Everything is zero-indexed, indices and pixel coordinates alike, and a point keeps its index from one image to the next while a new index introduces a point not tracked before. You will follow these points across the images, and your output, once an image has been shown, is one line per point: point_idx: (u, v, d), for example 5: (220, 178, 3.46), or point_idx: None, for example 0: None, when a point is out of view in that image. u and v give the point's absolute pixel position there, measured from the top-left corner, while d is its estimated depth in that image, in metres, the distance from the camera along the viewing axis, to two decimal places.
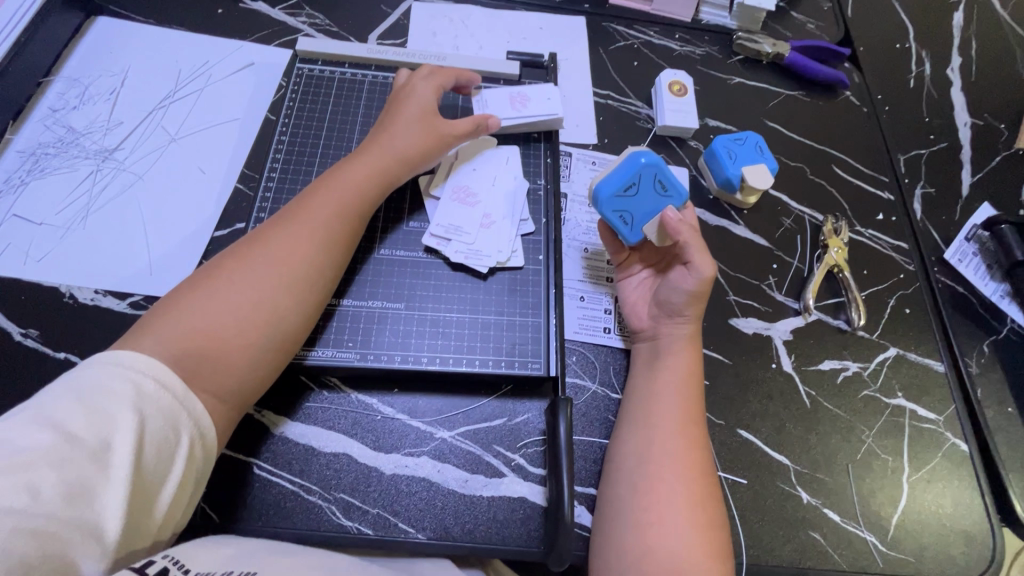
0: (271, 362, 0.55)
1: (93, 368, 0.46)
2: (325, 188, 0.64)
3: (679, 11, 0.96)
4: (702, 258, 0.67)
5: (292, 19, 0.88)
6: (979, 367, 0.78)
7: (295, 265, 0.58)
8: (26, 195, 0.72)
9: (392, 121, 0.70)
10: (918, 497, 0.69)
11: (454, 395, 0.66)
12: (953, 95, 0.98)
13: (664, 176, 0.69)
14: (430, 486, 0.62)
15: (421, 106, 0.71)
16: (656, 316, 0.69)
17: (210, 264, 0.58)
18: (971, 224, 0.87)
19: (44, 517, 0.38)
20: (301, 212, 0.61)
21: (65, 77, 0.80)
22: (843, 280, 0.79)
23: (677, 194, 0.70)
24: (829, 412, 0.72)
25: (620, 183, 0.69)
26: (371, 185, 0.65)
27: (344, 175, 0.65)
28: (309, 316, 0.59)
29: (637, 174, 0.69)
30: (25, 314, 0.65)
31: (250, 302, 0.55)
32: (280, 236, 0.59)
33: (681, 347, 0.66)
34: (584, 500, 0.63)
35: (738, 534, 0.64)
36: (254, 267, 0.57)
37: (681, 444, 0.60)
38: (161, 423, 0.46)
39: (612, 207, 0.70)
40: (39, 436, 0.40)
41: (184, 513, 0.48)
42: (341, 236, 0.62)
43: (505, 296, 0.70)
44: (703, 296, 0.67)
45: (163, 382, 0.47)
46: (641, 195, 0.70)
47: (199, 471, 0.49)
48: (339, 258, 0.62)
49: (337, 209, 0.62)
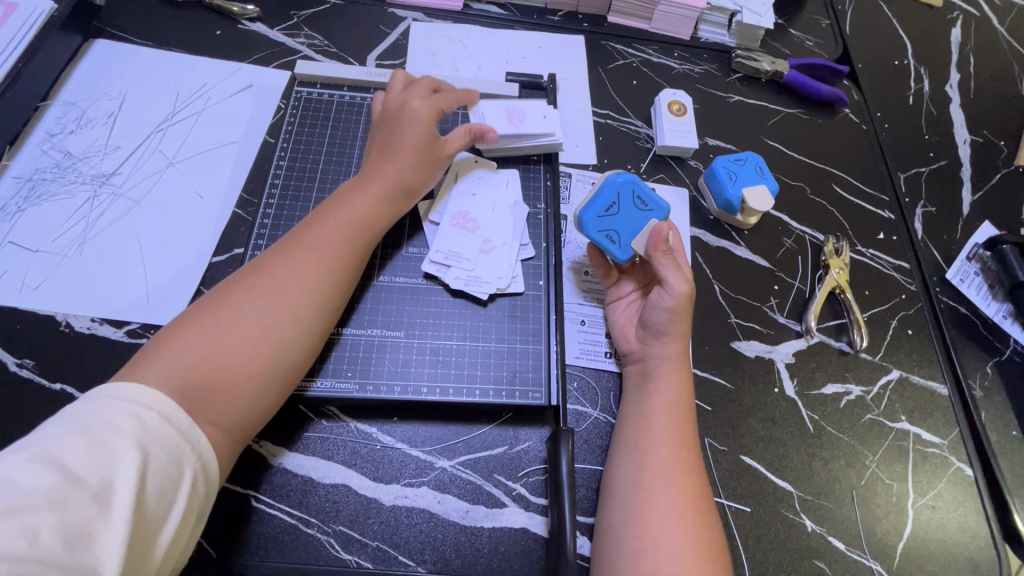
0: (274, 392, 0.55)
1: (95, 403, 0.45)
2: (331, 215, 0.64)
3: (678, 29, 0.96)
4: (674, 274, 0.66)
5: (291, 40, 0.88)
6: (982, 389, 0.78)
7: (302, 293, 0.58)
8: (22, 222, 0.71)
9: (393, 140, 0.69)
10: (923, 524, 0.68)
11: (454, 424, 0.65)
12: (952, 112, 0.97)
13: (641, 192, 0.71)
14: (430, 517, 0.61)
15: (421, 123, 0.70)
16: (643, 338, 0.68)
17: (213, 293, 0.57)
18: (972, 243, 0.87)
19: (41, 563, 0.37)
20: (306, 239, 0.61)
21: (62, 101, 0.79)
22: (844, 301, 0.78)
23: (658, 208, 0.71)
24: (833, 437, 0.71)
25: (601, 203, 0.71)
26: (376, 212, 0.65)
27: (349, 201, 0.65)
28: (312, 345, 0.58)
29: (615, 193, 0.71)
30: (21, 343, 0.65)
31: (256, 330, 0.54)
32: (286, 265, 0.59)
33: (670, 371, 0.65)
34: (585, 530, 0.62)
35: (741, 563, 0.63)
36: (260, 294, 0.56)
37: (680, 471, 0.59)
38: (164, 459, 0.45)
39: (596, 227, 0.71)
40: (40, 477, 0.40)
41: (185, 549, 0.47)
42: (345, 263, 0.62)
43: (505, 323, 0.69)
44: (683, 312, 0.66)
45: (167, 415, 0.46)
46: (623, 212, 0.71)
47: (201, 506, 0.47)
48: (344, 285, 0.62)
49: (342, 237, 0.62)
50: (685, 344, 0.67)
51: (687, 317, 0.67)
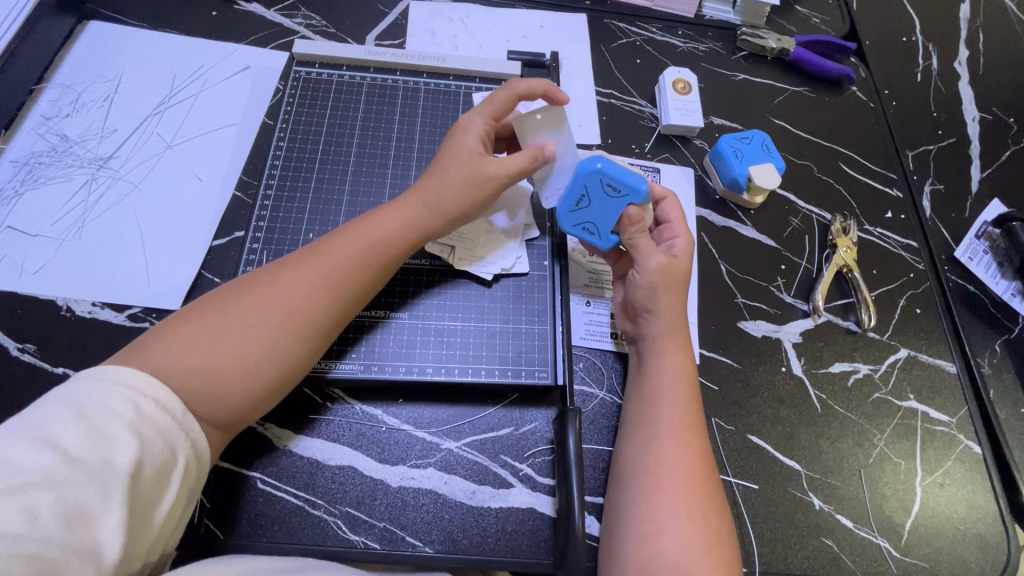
0: (263, 401, 0.53)
1: (89, 385, 0.44)
2: (356, 229, 0.60)
3: (682, 6, 0.94)
4: (645, 251, 0.65)
5: (289, 21, 0.86)
6: (990, 367, 0.77)
7: (313, 308, 0.55)
8: (21, 206, 0.70)
9: (439, 162, 0.64)
10: (931, 502, 0.68)
11: (460, 405, 0.65)
12: (961, 89, 0.96)
13: (610, 178, 0.63)
14: (437, 497, 0.61)
15: (473, 142, 0.64)
16: (632, 318, 0.67)
17: (232, 285, 0.56)
18: (981, 221, 0.86)
19: (42, 541, 0.36)
20: (329, 249, 0.58)
21: (57, 84, 0.78)
22: (852, 281, 0.77)
23: (634, 190, 0.64)
24: (840, 416, 0.71)
25: (570, 197, 0.66)
26: (399, 229, 0.61)
27: (377, 216, 0.61)
28: (309, 362, 0.56)
29: (582, 185, 0.64)
30: (22, 327, 0.64)
31: (260, 341, 0.52)
32: (305, 274, 0.56)
33: (664, 349, 0.63)
34: (593, 510, 0.62)
35: (750, 541, 0.63)
36: (270, 302, 0.54)
37: (689, 452, 0.58)
38: (159, 443, 0.44)
39: (572, 222, 0.67)
40: (37, 457, 0.39)
41: (177, 531, 0.47)
42: (361, 282, 0.58)
43: (510, 303, 0.69)
44: (662, 287, 0.64)
45: (161, 401, 0.45)
46: (594, 204, 0.65)
47: (193, 489, 0.47)
48: (352, 307, 0.58)
49: (362, 254, 0.59)
50: (676, 316, 0.64)
51: (673, 291, 0.65)
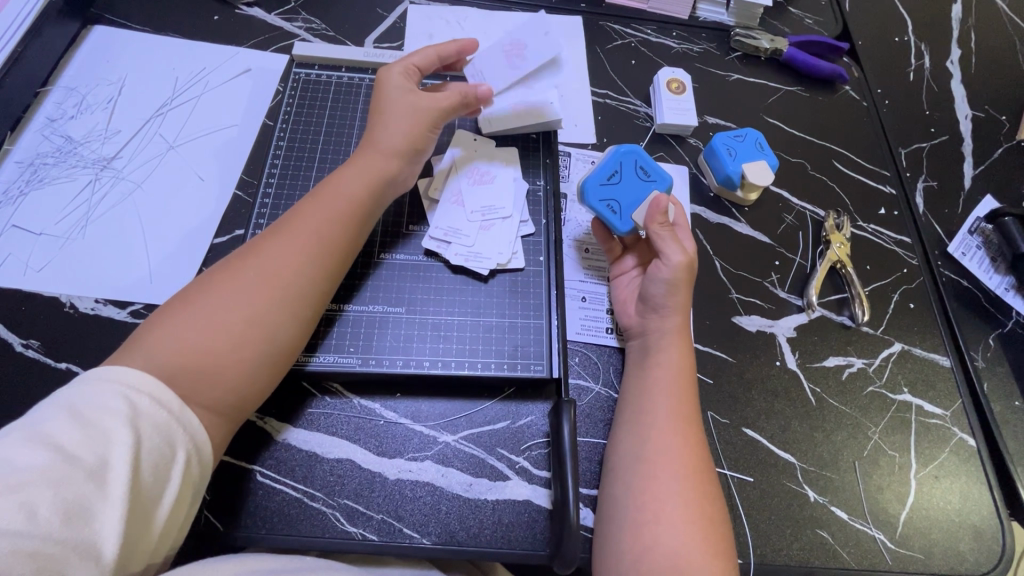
0: (266, 373, 0.54)
1: (86, 385, 0.45)
2: (319, 199, 0.62)
3: (676, 8, 0.95)
4: (671, 246, 0.66)
5: (289, 24, 0.87)
6: (985, 361, 0.78)
7: (290, 275, 0.57)
8: (25, 205, 0.72)
9: (378, 118, 0.68)
10: (925, 494, 0.68)
11: (457, 399, 0.66)
12: (953, 88, 0.97)
13: (644, 162, 0.72)
14: (434, 490, 0.61)
15: (404, 91, 0.69)
16: (641, 312, 0.68)
17: (203, 278, 0.56)
18: (974, 217, 0.87)
19: (42, 537, 0.36)
20: (295, 222, 0.60)
21: (63, 86, 0.80)
22: (846, 276, 0.78)
23: (661, 178, 0.72)
24: (835, 410, 0.71)
25: (604, 172, 0.71)
26: (366, 195, 0.63)
27: (337, 184, 0.63)
28: (301, 329, 0.57)
29: (617, 162, 0.72)
30: (26, 325, 0.65)
31: (245, 315, 0.53)
32: (276, 248, 0.57)
33: (670, 343, 0.64)
34: (588, 502, 0.63)
35: (744, 533, 0.64)
36: (247, 278, 0.55)
37: (681, 444, 0.58)
38: (157, 439, 0.45)
39: (599, 196, 0.71)
40: (35, 455, 0.39)
41: (179, 530, 0.47)
42: (335, 244, 0.60)
43: (506, 298, 0.70)
44: (682, 283, 0.66)
45: (156, 397, 0.46)
46: (624, 182, 0.72)
47: (196, 488, 0.48)
48: (334, 272, 0.60)
49: (332, 219, 0.61)
50: (684, 316, 0.66)
51: (687, 289, 0.66)
